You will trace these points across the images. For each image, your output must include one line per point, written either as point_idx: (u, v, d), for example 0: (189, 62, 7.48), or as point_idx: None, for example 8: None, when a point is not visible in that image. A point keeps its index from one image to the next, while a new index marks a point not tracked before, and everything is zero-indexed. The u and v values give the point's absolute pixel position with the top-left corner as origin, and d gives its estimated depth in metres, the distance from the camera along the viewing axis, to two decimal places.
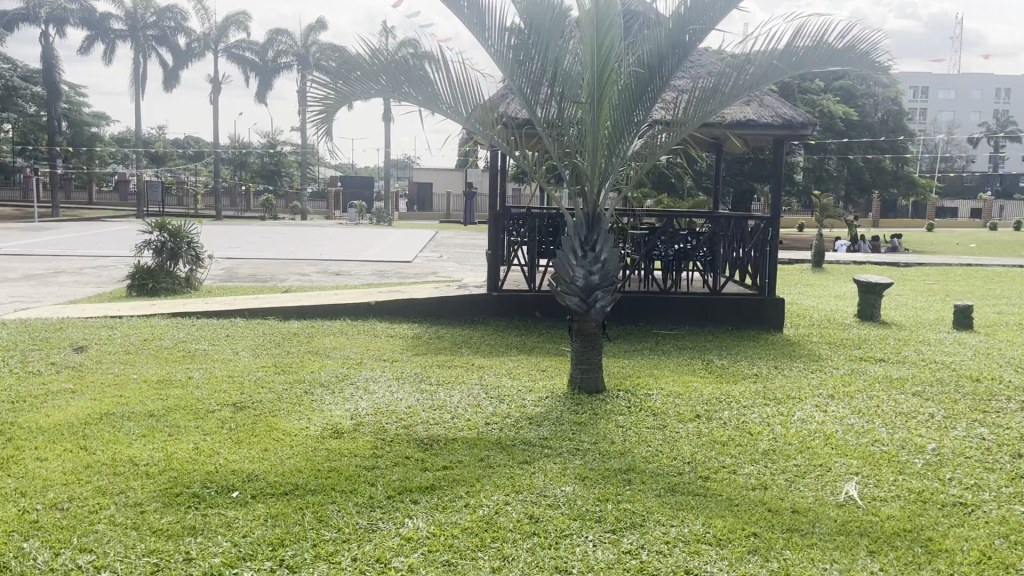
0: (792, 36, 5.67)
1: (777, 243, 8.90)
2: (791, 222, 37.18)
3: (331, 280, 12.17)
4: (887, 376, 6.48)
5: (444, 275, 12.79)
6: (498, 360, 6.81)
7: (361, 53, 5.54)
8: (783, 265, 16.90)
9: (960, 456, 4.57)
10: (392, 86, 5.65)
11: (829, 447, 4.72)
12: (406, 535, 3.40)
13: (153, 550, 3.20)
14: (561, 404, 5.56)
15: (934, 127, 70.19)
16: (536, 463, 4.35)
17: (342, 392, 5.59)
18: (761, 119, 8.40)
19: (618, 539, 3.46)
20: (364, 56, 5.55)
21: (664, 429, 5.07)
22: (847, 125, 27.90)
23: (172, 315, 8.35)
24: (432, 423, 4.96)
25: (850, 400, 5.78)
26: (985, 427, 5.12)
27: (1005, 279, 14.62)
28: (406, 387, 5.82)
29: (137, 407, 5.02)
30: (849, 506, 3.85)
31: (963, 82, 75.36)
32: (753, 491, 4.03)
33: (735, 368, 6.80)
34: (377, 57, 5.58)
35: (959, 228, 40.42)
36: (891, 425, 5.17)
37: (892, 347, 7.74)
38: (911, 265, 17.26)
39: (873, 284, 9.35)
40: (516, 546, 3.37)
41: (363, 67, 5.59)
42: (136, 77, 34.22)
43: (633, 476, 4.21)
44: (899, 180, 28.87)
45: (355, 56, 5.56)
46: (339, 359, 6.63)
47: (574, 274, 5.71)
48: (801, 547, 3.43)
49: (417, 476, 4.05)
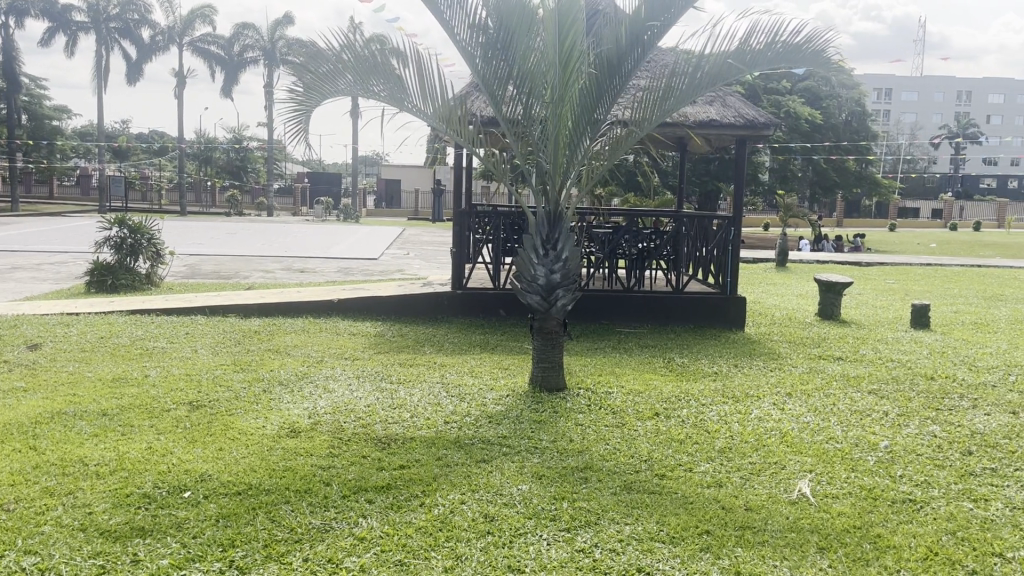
0: (748, 37, 5.74)
1: (739, 243, 8.98)
2: (757, 222, 37.58)
3: (295, 277, 12.05)
4: (844, 374, 6.58)
5: (410, 273, 12.74)
6: (460, 358, 6.80)
7: (329, 49, 5.52)
8: (748, 264, 17.07)
9: (912, 453, 4.65)
10: (359, 83, 5.61)
11: (784, 445, 4.78)
12: (359, 535, 3.38)
13: (100, 552, 3.16)
14: (522, 402, 5.56)
15: (897, 129, 71.31)
16: (494, 462, 4.35)
17: (302, 391, 5.54)
18: (723, 119, 8.46)
19: (572, 538, 3.47)
20: (332, 52, 5.53)
21: (623, 427, 5.10)
22: (812, 126, 28.24)
23: (130, 313, 8.21)
24: (391, 422, 4.93)
25: (807, 398, 5.86)
26: (937, 425, 5.21)
27: (963, 278, 14.91)
28: (366, 386, 5.78)
29: (90, 407, 4.93)
30: (802, 504, 3.90)
31: (926, 85, 76.64)
32: (708, 489, 4.07)
33: (696, 367, 6.85)
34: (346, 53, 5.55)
35: (921, 229, 41.08)
36: (845, 423, 5.24)
37: (850, 345, 7.85)
38: (873, 265, 17.52)
39: (833, 283, 9.48)
40: (469, 545, 3.36)
41: (331, 63, 5.57)
42: (99, 70, 33.64)
43: (589, 475, 4.23)
44: (862, 181, 29.29)
45: (323, 52, 5.54)
46: (300, 358, 6.57)
47: (536, 272, 5.74)
48: (753, 544, 3.46)
49: (373, 476, 4.02)
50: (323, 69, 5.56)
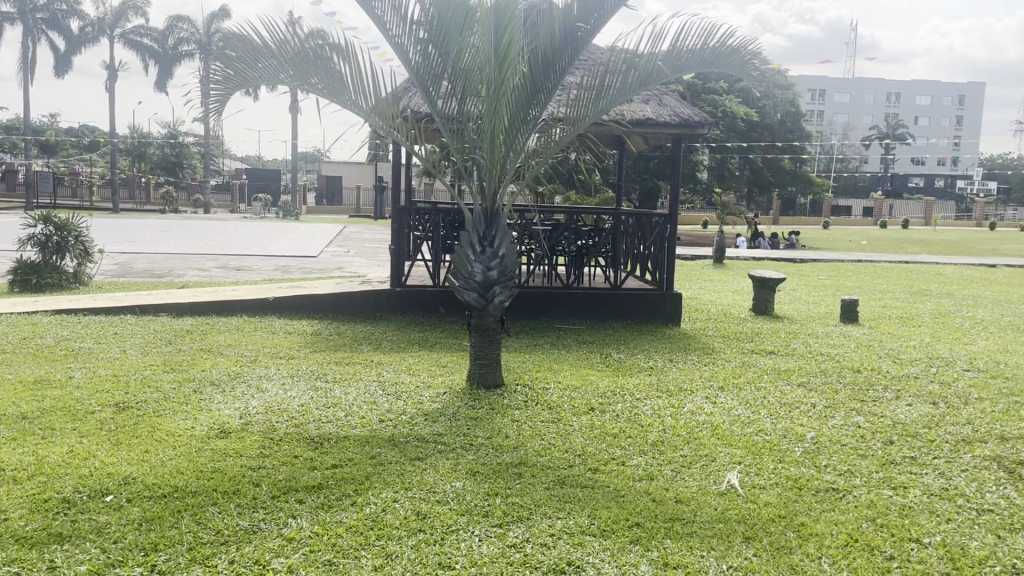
0: (677, 37, 5.85)
1: (675, 240, 9.11)
2: (696, 220, 38.19)
3: (231, 275, 11.83)
4: (775, 368, 6.73)
5: (349, 271, 12.62)
6: (398, 356, 6.76)
7: (266, 42, 5.42)
8: (686, 261, 17.35)
9: (837, 444, 4.78)
10: (297, 76, 5.52)
11: (715, 437, 4.87)
12: (287, 535, 3.34)
13: (15, 559, 3.05)
14: (458, 399, 5.56)
15: (831, 129, 73.22)
16: (427, 459, 4.33)
17: (234, 391, 5.45)
18: (658, 118, 8.57)
19: (504, 533, 3.48)
20: (270, 45, 5.44)
21: (558, 422, 5.14)
22: (748, 125, 28.81)
23: (56, 313, 7.95)
24: (324, 421, 4.88)
25: (739, 391, 5.98)
26: (862, 416, 5.37)
27: (890, 274, 15.39)
28: (301, 385, 5.70)
29: (9, 410, 4.76)
30: (730, 495, 3.98)
31: (858, 87, 78.85)
32: (639, 482, 4.12)
33: (632, 362, 6.94)
34: (283, 47, 5.46)
35: (853, 226, 42.28)
36: (775, 415, 5.37)
37: (782, 339, 8.04)
38: (806, 261, 17.97)
39: (766, 279, 9.69)
40: (400, 543, 3.35)
41: (268, 57, 5.46)
42: (24, 62, 32.48)
43: (523, 470, 4.25)
44: (797, 180, 30.00)
45: (260, 45, 5.44)
46: (233, 357, 6.45)
47: (473, 269, 5.70)
48: (681, 535, 3.52)
49: (304, 476, 3.97)
50: (260, 63, 5.45)
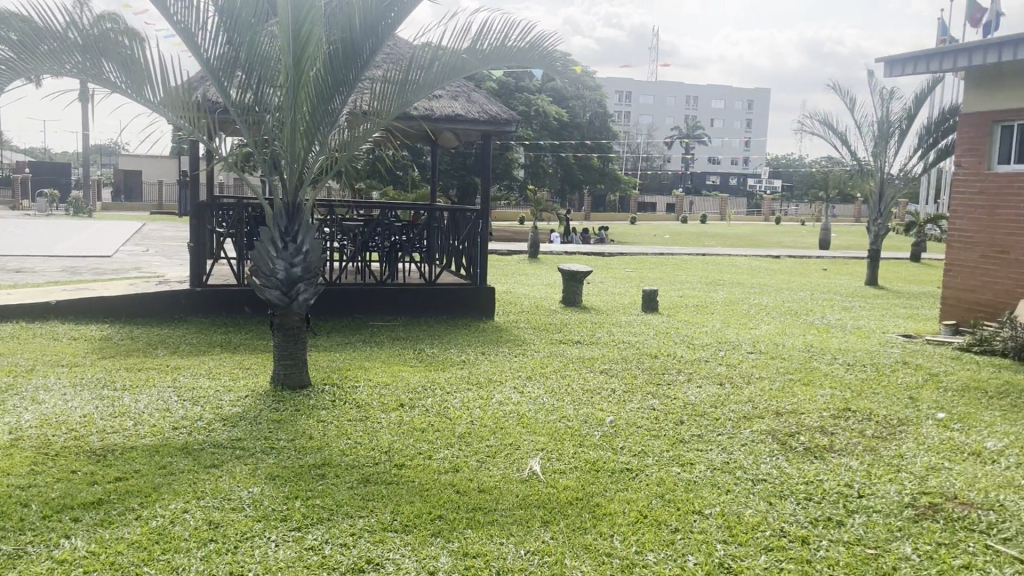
0: (478, 34, 5.92)
1: (488, 235, 9.26)
2: (512, 216, 39.04)
3: (8, 278, 10.76)
4: (580, 357, 7.00)
5: (147, 271, 11.83)
6: (198, 359, 6.41)
7: (50, 25, 4.89)
8: (501, 257, 17.69)
9: (633, 426, 5.04)
10: (87, 63, 5.05)
11: (520, 426, 4.98)
12: (59, 557, 3.07)
13: None
14: (261, 402, 5.35)
15: (638, 130, 77.19)
16: (224, 466, 4.13)
17: (3, 405, 4.94)
18: (468, 114, 8.65)
19: (302, 537, 3.38)
20: (54, 28, 4.91)
21: (366, 420, 5.06)
22: (560, 124, 29.79)
23: None
24: (109, 432, 4.53)
25: (545, 380, 6.17)
26: (657, 399, 5.70)
27: (688, 266, 16.45)
28: (84, 394, 5.27)
29: None
30: (531, 481, 4.09)
31: (661, 90, 83.63)
32: (444, 475, 4.14)
33: (443, 356, 6.97)
34: (70, 30, 4.96)
35: (658, 222, 44.81)
36: (578, 402, 5.58)
37: (588, 329, 8.38)
38: (614, 255, 18.84)
39: (575, 272, 10.06)
40: (188, 556, 3.17)
41: (51, 40, 4.93)
42: None
43: (326, 471, 4.15)
44: (606, 177, 31.38)
45: (42, 27, 4.89)
46: (4, 368, 5.86)
47: (274, 266, 5.49)
48: (481, 524, 3.57)
49: (83, 492, 3.67)
50: (44, 46, 4.89)
